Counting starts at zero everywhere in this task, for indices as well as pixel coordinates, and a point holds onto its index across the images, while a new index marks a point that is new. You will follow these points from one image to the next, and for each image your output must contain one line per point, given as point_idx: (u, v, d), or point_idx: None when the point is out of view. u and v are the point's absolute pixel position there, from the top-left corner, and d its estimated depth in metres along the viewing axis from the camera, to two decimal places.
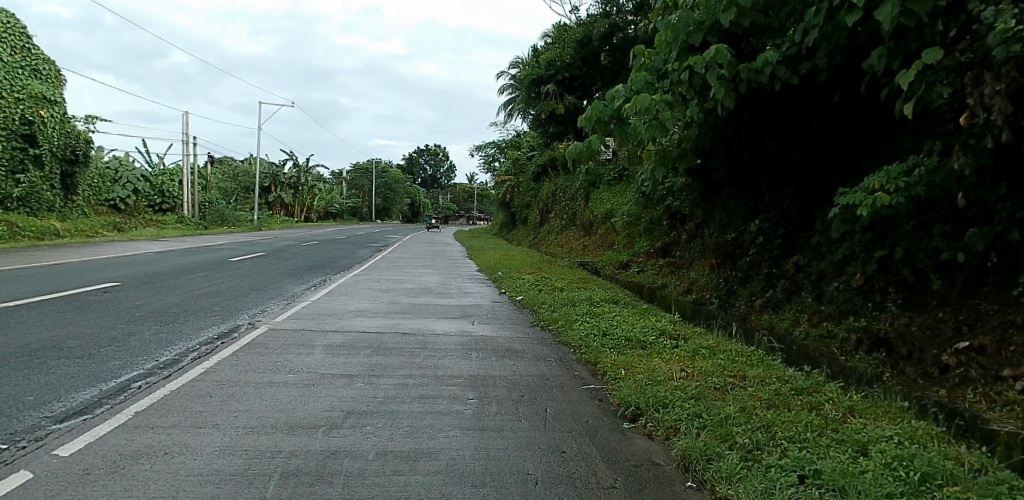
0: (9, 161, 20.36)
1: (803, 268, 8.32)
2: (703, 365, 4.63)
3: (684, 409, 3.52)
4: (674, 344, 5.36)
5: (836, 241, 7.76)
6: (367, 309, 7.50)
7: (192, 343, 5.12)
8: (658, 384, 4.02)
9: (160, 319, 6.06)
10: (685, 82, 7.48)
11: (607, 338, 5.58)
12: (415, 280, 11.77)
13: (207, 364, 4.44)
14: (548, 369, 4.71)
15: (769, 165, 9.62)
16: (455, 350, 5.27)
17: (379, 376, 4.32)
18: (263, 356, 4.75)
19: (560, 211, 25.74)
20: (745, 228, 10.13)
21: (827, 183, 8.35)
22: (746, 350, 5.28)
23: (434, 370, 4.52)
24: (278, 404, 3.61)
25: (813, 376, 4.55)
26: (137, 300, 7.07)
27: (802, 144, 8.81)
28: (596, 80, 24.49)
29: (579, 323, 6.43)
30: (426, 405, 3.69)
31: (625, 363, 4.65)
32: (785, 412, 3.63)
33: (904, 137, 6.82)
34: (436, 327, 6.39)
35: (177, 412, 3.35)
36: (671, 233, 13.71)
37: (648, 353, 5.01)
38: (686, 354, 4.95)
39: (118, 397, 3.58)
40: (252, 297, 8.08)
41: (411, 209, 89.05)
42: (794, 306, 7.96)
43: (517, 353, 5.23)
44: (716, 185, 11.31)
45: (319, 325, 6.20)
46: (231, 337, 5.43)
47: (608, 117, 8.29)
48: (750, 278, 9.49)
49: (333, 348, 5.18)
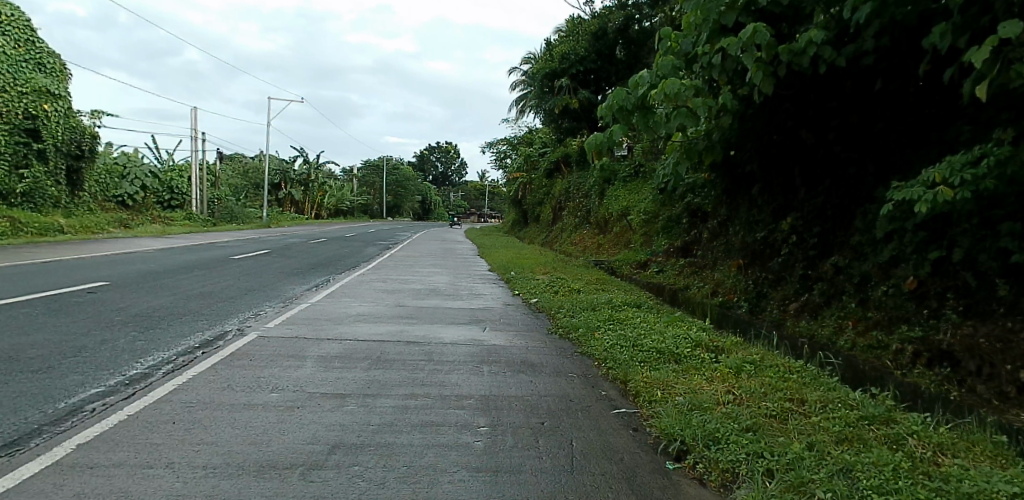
0: (14, 156, 20.06)
1: (843, 270, 7.60)
2: (750, 385, 3.98)
3: (741, 447, 2.87)
4: (712, 358, 4.71)
5: (881, 241, 7.07)
6: (370, 313, 6.92)
7: (169, 354, 4.55)
8: (704, 411, 3.37)
9: (141, 324, 5.52)
10: (718, 65, 6.81)
11: (635, 349, 4.94)
12: (423, 280, 11.20)
13: (180, 381, 3.84)
14: (571, 388, 4.09)
15: (803, 158, 8.95)
16: (464, 363, 4.65)
17: (376, 396, 3.72)
18: (246, 370, 4.16)
19: (573, 208, 25.10)
20: (776, 226, 9.43)
21: (868, 177, 7.70)
22: (795, 366, 4.63)
23: (439, 389, 3.91)
24: (251, 434, 3.01)
25: (883, 401, 3.89)
26: (120, 302, 6.55)
27: (840, 136, 8.17)
28: (609, 75, 23.76)
29: (601, 331, 5.81)
30: (427, 435, 3.08)
31: (661, 382, 4.02)
32: (863, 451, 2.98)
33: (961, 127, 6.20)
34: (444, 335, 5.79)
35: (128, 446, 2.77)
36: (691, 232, 13.06)
37: (684, 370, 4.36)
38: (729, 372, 4.29)
39: (62, 423, 3.01)
40: (247, 299, 7.52)
41: (422, 207, 88.61)
42: (835, 312, 7.26)
43: (534, 367, 4.62)
44: (743, 181, 10.63)
45: (315, 332, 5.62)
46: (214, 346, 4.86)
47: (631, 106, 7.54)
48: (782, 281, 8.80)
49: (327, 360, 4.59)
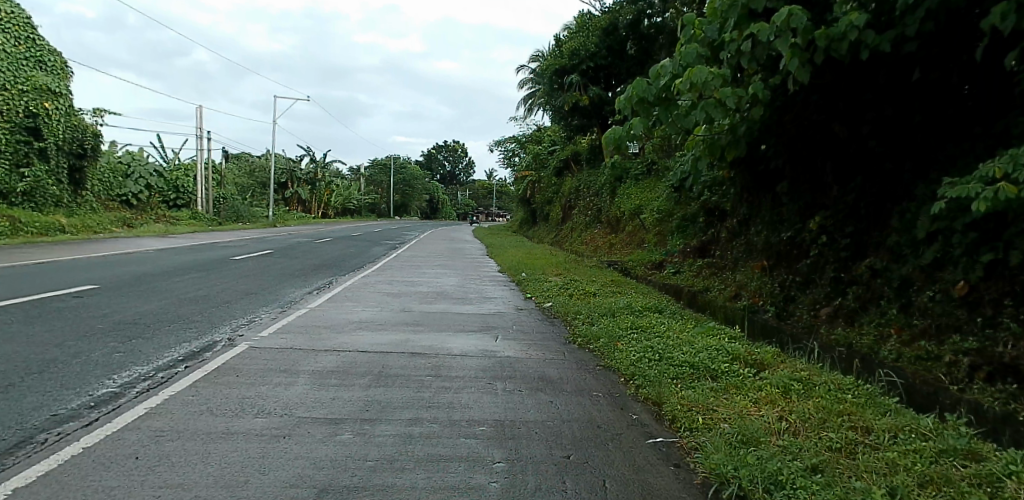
0: (14, 155, 19.74)
1: (881, 273, 7.04)
2: (804, 410, 3.46)
3: (812, 495, 2.34)
4: (751, 373, 4.21)
5: (922, 242, 6.51)
6: (373, 319, 6.46)
7: (147, 368, 4.11)
8: (758, 446, 2.85)
9: (123, 334, 5.07)
10: (747, 53, 6.26)
11: (665, 363, 4.43)
12: (430, 282, 10.76)
13: (154, 402, 3.39)
14: (596, 410, 3.58)
15: (833, 154, 8.39)
16: (474, 379, 4.16)
17: (374, 421, 3.23)
18: (230, 390, 3.69)
19: (583, 207, 24.60)
20: (803, 226, 8.87)
21: (904, 174, 7.14)
22: (848, 384, 4.13)
23: (447, 412, 3.42)
24: (226, 474, 2.53)
25: (962, 431, 3.34)
26: (105, 308, 6.11)
27: (876, 129, 7.62)
28: (621, 72, 23.13)
29: (624, 340, 5.34)
30: (433, 476, 2.59)
31: (702, 404, 3.50)
32: (959, 497, 2.44)
33: (1014, 118, 5.66)
34: (452, 344, 5.32)
35: (73, 490, 2.30)
36: (708, 231, 12.55)
37: (724, 389, 3.86)
38: (775, 392, 3.77)
39: (3, 460, 2.55)
40: (243, 303, 7.08)
41: (429, 205, 88.12)
42: (874, 319, 6.69)
43: (553, 383, 4.13)
44: (767, 178, 10.07)
45: (311, 342, 5.17)
46: (199, 359, 4.41)
47: (652, 97, 7.02)
48: (812, 284, 8.26)
49: (322, 375, 4.11)
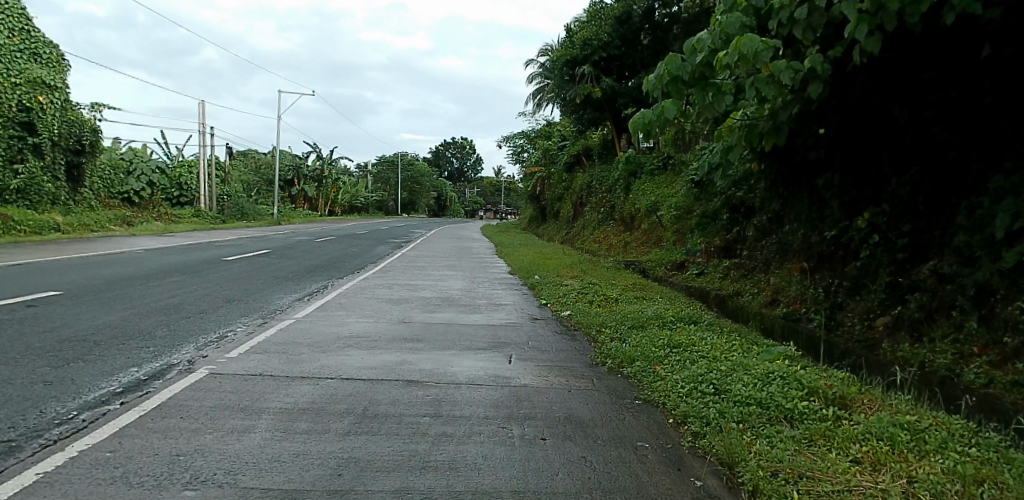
0: (8, 151, 19.04)
1: (950, 279, 5.98)
2: (927, 479, 2.51)
3: None
4: (837, 414, 3.31)
5: (1002, 242, 5.48)
6: (368, 334, 5.58)
7: (70, 407, 3.24)
8: None
9: (60, 356, 4.19)
10: (802, 20, 5.28)
11: (722, 399, 3.54)
12: (435, 286, 9.89)
13: (56, 460, 2.54)
14: (646, 475, 2.66)
15: (887, 143, 7.44)
16: (483, 422, 3.26)
17: (346, 496, 2.33)
18: (162, 443, 2.80)
19: (595, 203, 23.70)
20: (849, 224, 7.91)
21: (974, 163, 6.16)
22: (961, 432, 3.19)
23: (448, 479, 2.52)
24: None
25: None
26: (56, 322, 5.26)
27: (938, 114, 6.61)
28: (635, 62, 22.15)
29: (663, 362, 4.47)
30: None
31: (791, 468, 2.58)
32: None
33: None
34: (455, 368, 4.42)
35: None
36: (733, 229, 11.65)
37: (809, 438, 2.97)
38: (877, 448, 2.84)
39: None
40: (220, 314, 6.20)
41: (438, 202, 87.12)
42: (948, 333, 5.68)
43: (584, 428, 3.23)
44: (806, 170, 9.14)
45: (288, 365, 4.30)
46: (141, 393, 3.54)
47: (688, 76, 6.07)
48: (864, 289, 7.28)
49: (289, 417, 3.22)
